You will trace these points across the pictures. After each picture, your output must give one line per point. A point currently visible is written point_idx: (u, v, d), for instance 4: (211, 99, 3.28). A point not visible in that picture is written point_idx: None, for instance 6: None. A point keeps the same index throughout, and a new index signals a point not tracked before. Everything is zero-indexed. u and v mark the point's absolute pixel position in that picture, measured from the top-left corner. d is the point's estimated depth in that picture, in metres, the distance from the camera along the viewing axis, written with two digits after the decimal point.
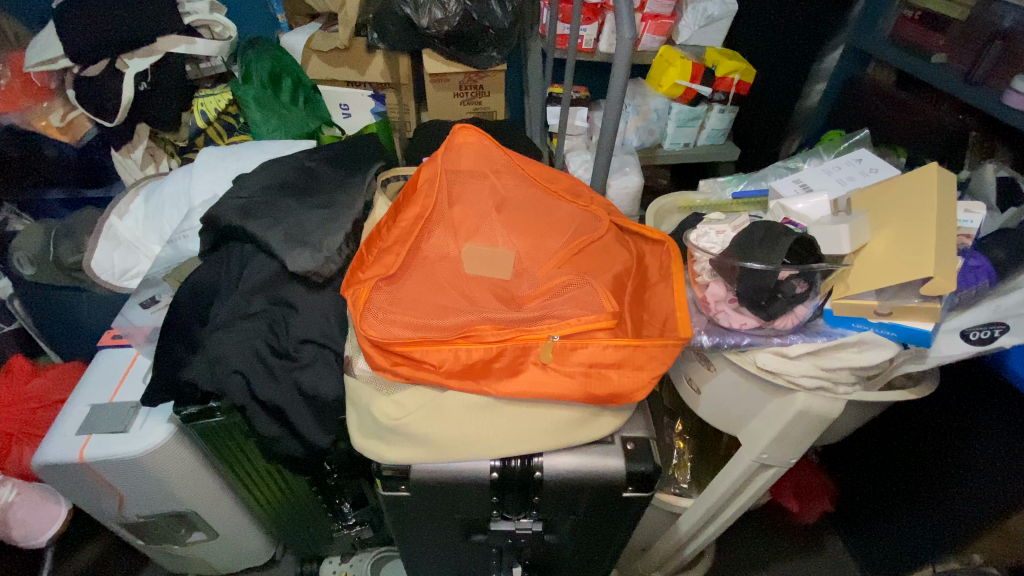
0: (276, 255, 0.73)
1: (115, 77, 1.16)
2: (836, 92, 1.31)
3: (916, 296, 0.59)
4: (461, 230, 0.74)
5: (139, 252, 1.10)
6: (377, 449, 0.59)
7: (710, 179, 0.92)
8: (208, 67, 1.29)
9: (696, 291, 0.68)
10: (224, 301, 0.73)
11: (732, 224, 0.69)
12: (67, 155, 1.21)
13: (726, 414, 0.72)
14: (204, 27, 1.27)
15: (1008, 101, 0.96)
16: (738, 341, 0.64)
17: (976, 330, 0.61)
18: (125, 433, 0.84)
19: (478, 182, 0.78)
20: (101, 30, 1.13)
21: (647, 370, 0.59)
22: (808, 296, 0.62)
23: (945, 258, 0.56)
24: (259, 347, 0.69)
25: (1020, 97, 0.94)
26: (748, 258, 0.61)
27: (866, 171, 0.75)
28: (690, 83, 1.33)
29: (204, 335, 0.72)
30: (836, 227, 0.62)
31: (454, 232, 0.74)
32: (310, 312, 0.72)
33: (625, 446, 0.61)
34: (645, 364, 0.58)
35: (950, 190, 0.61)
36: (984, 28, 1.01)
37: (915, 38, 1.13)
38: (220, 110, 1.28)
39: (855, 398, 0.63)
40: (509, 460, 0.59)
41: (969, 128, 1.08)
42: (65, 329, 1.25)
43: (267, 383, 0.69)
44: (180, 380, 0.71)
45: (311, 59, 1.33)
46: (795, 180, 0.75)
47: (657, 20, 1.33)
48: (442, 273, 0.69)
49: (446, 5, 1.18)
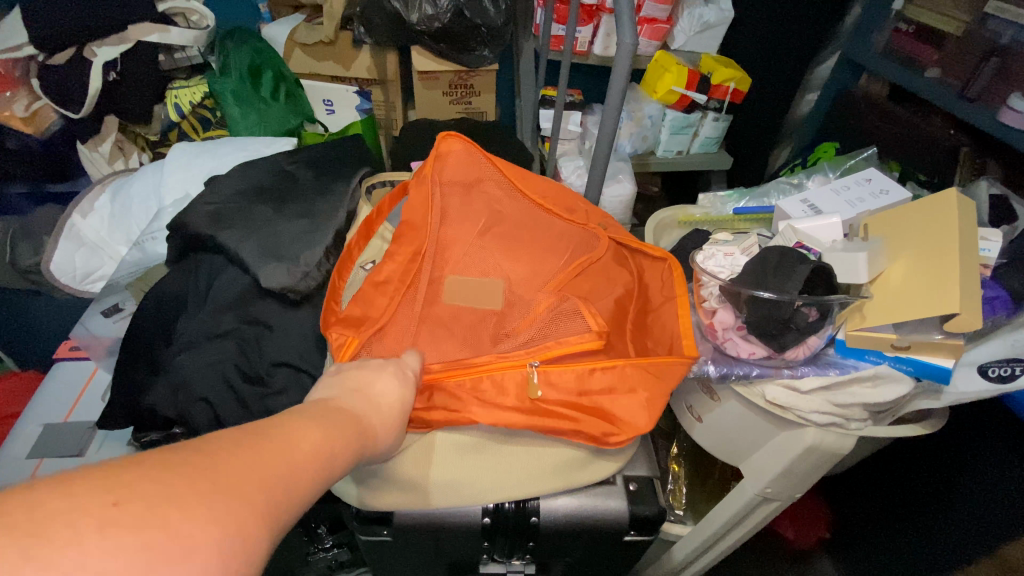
0: (249, 270, 0.67)
1: (82, 65, 1.07)
2: (829, 103, 1.29)
3: (937, 331, 0.56)
4: (450, 250, 0.69)
5: (104, 253, 1.02)
6: (358, 492, 0.54)
7: (710, 193, 0.89)
8: (183, 57, 1.21)
9: (702, 316, 0.64)
10: (192, 318, 0.67)
11: (740, 247, 0.65)
12: (31, 148, 1.11)
13: (729, 445, 0.69)
14: (179, 15, 1.20)
15: (1003, 119, 0.93)
16: (747, 372, 0.61)
17: (996, 367, 0.57)
18: (80, 457, 0.77)
19: (467, 198, 0.73)
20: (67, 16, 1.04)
21: (642, 392, 0.54)
22: (821, 325, 0.58)
23: (969, 293, 0.53)
24: (228, 372, 0.63)
25: (1016, 115, 0.91)
26: (760, 286, 0.57)
27: (876, 192, 0.72)
28: (686, 90, 1.29)
29: (168, 356, 0.66)
30: (853, 255, 0.58)
31: (443, 251, 0.69)
32: (286, 332, 0.67)
33: (627, 486, 0.57)
34: (638, 386, 0.54)
35: (970, 218, 0.58)
36: (980, 43, 0.99)
37: (910, 50, 1.12)
38: (195, 103, 1.20)
39: (867, 435, 0.59)
40: (503, 503, 0.55)
41: (961, 144, 1.06)
42: (23, 334, 1.17)
43: (237, 414, 0.62)
44: (141, 406, 0.65)
45: (294, 52, 1.28)
46: (802, 199, 0.72)
47: (653, 24, 1.30)
48: (429, 300, 0.64)
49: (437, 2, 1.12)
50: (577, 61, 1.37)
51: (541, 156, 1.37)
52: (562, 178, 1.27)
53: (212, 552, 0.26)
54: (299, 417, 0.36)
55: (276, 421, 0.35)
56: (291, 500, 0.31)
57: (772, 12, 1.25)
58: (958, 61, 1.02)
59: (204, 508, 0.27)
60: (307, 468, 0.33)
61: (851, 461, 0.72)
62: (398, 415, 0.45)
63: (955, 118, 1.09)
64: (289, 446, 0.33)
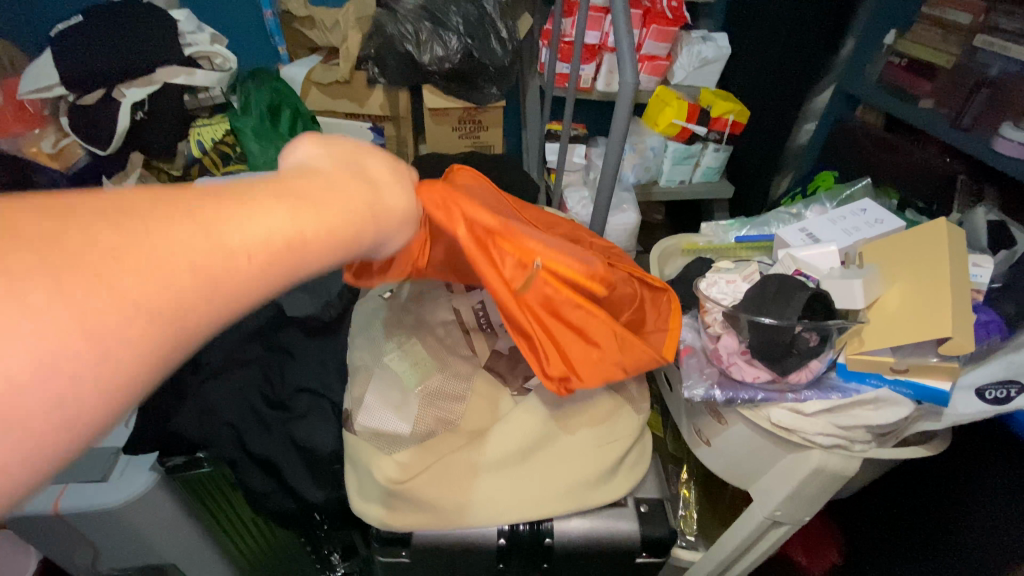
0: (275, 299, 0.70)
1: (110, 105, 1.14)
2: (828, 131, 1.33)
3: (932, 354, 0.59)
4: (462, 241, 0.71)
5: None
6: (378, 513, 0.56)
7: (711, 223, 0.92)
8: (206, 96, 1.27)
9: (708, 341, 0.66)
10: (218, 345, 0.70)
11: (742, 275, 0.68)
12: (59, 183, 1.16)
13: (738, 468, 0.70)
14: (204, 58, 1.27)
15: (996, 147, 0.97)
16: (752, 396, 0.63)
17: (991, 389, 0.60)
18: (104, 483, 0.77)
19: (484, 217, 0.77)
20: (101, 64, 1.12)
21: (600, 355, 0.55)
22: (822, 349, 0.61)
23: (963, 318, 0.55)
24: (253, 399, 0.67)
25: (1009, 143, 0.95)
26: (760, 312, 0.60)
27: (871, 221, 0.75)
28: (686, 123, 1.34)
29: (194, 383, 0.68)
30: (848, 282, 0.61)
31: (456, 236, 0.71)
32: (307, 358, 0.70)
33: (638, 508, 0.59)
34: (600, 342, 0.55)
35: (961, 246, 0.61)
36: (971, 75, 1.04)
37: (903, 83, 1.16)
38: (217, 140, 1.26)
39: (871, 456, 0.61)
40: (517, 524, 0.57)
41: (957, 172, 1.09)
42: None
43: (261, 436, 0.66)
44: (168, 430, 0.68)
45: (310, 91, 1.35)
46: (800, 229, 0.75)
47: (653, 61, 1.37)
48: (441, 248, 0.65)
49: (447, 43, 1.20)
50: (581, 96, 1.43)
51: (547, 187, 1.42)
52: (568, 208, 1.32)
53: (83, 351, 0.23)
54: (264, 196, 0.31)
55: (230, 199, 0.29)
56: (208, 306, 0.27)
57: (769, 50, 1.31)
58: (951, 93, 1.08)
59: (72, 305, 0.23)
60: (230, 263, 0.28)
61: (858, 483, 0.73)
62: (396, 222, 0.38)
63: (949, 146, 1.14)
64: (214, 237, 0.28)
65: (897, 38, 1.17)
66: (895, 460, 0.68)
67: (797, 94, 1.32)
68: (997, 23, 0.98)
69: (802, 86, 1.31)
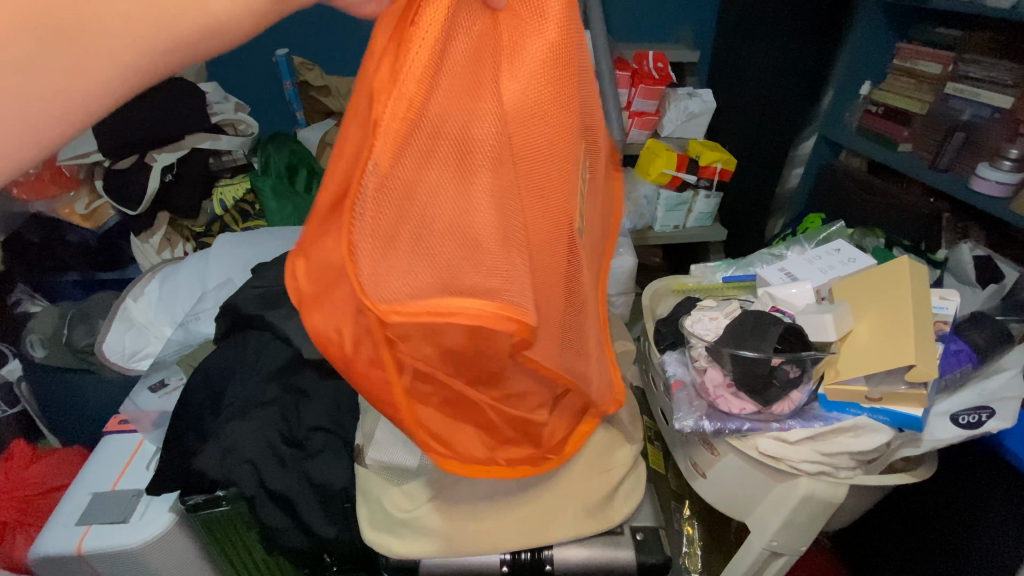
0: (292, 344, 0.76)
1: (143, 170, 1.19)
2: (816, 174, 1.41)
3: (902, 382, 0.63)
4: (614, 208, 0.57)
5: (150, 334, 1.11)
6: (387, 543, 0.60)
7: (700, 265, 0.98)
8: (229, 159, 1.31)
9: (696, 376, 0.71)
10: (239, 388, 0.75)
11: (724, 312, 0.74)
12: (89, 240, 1.25)
13: (733, 499, 0.72)
14: (229, 126, 1.32)
15: (975, 186, 1.03)
16: (738, 427, 0.66)
17: (965, 415, 0.64)
18: (126, 523, 0.82)
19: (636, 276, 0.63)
20: (129, 131, 1.17)
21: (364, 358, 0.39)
22: (802, 380, 0.65)
23: (924, 347, 0.61)
24: (272, 437, 0.71)
25: (987, 183, 1.00)
26: (740, 346, 0.65)
27: (845, 260, 0.81)
28: (676, 172, 1.43)
29: (217, 425, 0.73)
30: (819, 316, 0.67)
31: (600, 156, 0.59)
32: (321, 399, 0.75)
33: (634, 536, 0.63)
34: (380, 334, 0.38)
35: (922, 281, 0.67)
36: (945, 120, 1.11)
37: (880, 128, 1.24)
38: (237, 198, 1.29)
39: (857, 483, 0.64)
40: (519, 553, 0.61)
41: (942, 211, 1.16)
42: (65, 413, 1.21)
43: (278, 472, 0.71)
44: (190, 469, 0.72)
45: (326, 151, 1.42)
46: (780, 268, 0.81)
47: (643, 116, 1.46)
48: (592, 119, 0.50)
49: None
50: None
51: None
52: None
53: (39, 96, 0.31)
54: None
55: None
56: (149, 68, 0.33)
57: (751, 97, 1.38)
58: (928, 137, 1.15)
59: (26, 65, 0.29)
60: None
61: (854, 512, 0.74)
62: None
63: (931, 186, 1.20)
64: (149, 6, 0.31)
65: (872, 88, 1.26)
66: (886, 488, 0.71)
67: (784, 141, 1.37)
68: (965, 72, 1.07)
69: (789, 135, 1.37)
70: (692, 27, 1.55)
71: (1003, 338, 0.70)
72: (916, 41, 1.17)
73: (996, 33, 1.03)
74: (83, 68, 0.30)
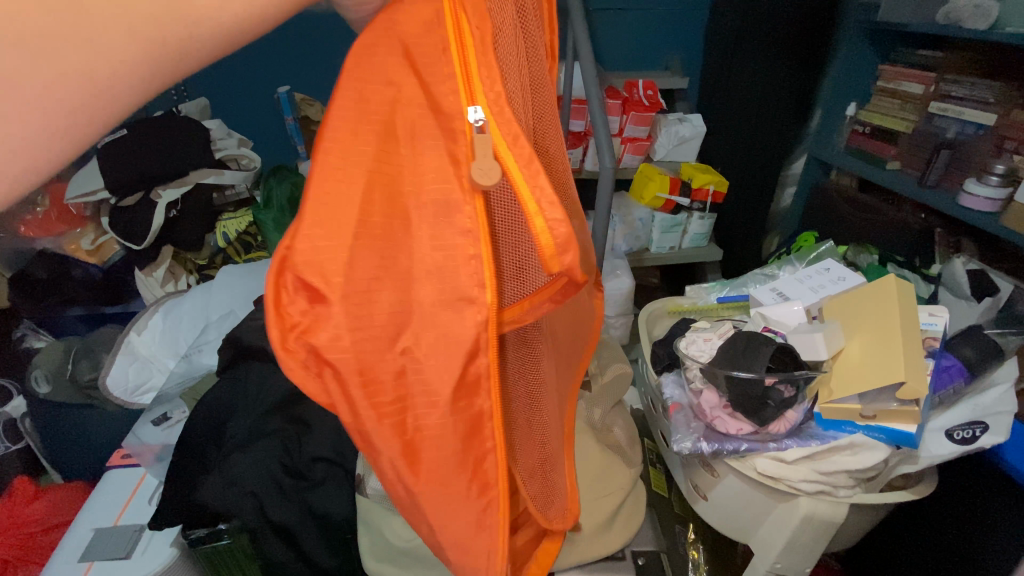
0: None
1: (149, 207, 1.19)
2: (806, 195, 1.41)
3: (893, 400, 0.64)
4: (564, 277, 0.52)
5: (154, 367, 1.12)
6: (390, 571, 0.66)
7: (694, 285, 0.95)
8: (232, 193, 1.32)
9: (691, 398, 0.71)
10: (241, 421, 0.76)
11: (717, 334, 0.76)
12: (94, 276, 1.26)
13: (735, 521, 0.71)
14: (232, 160, 1.31)
15: (963, 202, 1.04)
16: (737, 447, 0.66)
17: (959, 430, 0.65)
18: (127, 559, 0.82)
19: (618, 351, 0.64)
20: (138, 172, 1.17)
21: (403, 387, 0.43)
22: (796, 400, 0.66)
23: (913, 364, 0.63)
24: (273, 469, 0.72)
25: (974, 199, 1.02)
26: (735, 367, 0.66)
27: (835, 279, 0.83)
28: (669, 195, 1.37)
29: (219, 457, 0.74)
30: (812, 336, 0.70)
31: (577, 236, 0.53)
32: (322, 430, 0.76)
33: (636, 560, 0.70)
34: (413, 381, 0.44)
35: (909, 299, 0.70)
36: (930, 138, 1.14)
37: (868, 146, 1.27)
38: (241, 231, 1.30)
39: (856, 501, 0.64)
40: None
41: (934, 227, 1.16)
42: (70, 449, 1.22)
43: (279, 503, 0.72)
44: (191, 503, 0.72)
45: None
46: (772, 288, 0.83)
47: (635, 142, 1.40)
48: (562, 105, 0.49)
49: None
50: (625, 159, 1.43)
51: (665, 239, 1.43)
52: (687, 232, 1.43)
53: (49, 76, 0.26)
54: None
55: None
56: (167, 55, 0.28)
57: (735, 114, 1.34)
58: (915, 155, 1.17)
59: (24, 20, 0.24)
60: None
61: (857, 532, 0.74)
62: None
63: (921, 202, 1.20)
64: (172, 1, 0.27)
65: (858, 109, 1.28)
66: (886, 506, 0.71)
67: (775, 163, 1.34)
68: (948, 92, 1.10)
69: (780, 156, 1.35)
70: (684, 54, 1.54)
71: (995, 353, 0.70)
72: (897, 63, 1.21)
73: (976, 53, 1.06)
74: (109, 62, 0.27)
